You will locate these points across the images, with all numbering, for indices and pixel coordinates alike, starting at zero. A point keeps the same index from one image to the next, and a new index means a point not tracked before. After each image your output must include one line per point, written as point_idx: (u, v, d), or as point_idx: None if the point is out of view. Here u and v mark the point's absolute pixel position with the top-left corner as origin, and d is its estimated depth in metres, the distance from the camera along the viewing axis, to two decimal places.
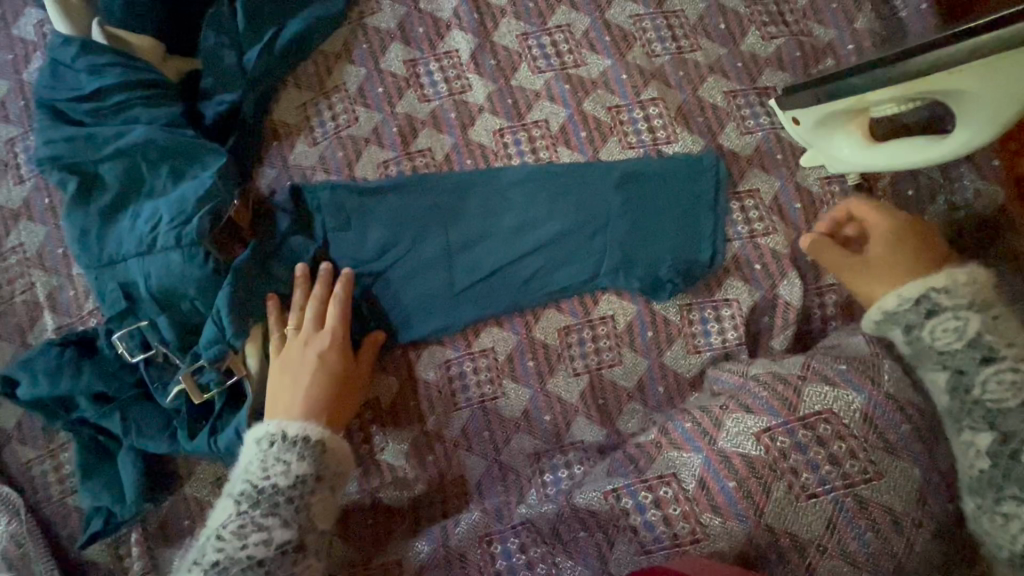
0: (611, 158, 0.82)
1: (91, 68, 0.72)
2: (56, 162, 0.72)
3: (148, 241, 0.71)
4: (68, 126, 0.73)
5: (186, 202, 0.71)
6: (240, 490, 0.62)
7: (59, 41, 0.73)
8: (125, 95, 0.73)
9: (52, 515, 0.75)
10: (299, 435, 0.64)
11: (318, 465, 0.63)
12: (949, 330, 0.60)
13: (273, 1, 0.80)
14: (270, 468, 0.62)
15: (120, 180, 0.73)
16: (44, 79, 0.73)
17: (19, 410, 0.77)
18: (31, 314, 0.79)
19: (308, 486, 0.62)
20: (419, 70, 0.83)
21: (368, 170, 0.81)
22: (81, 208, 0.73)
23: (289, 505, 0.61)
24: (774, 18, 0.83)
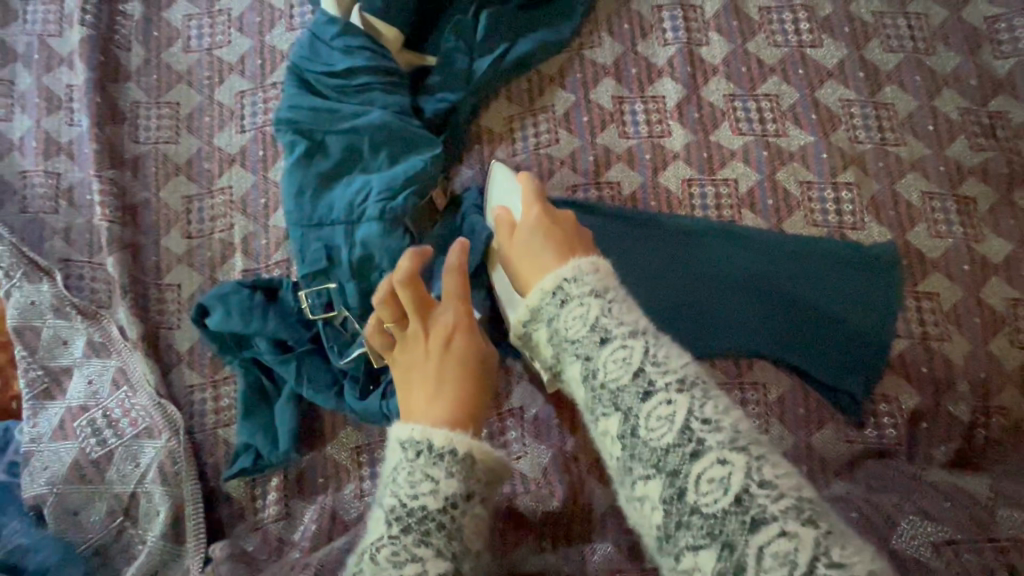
0: (795, 231, 0.83)
1: (345, 49, 0.79)
2: (296, 126, 0.78)
3: (357, 212, 0.76)
4: (312, 96, 0.79)
5: (399, 183, 0.76)
6: (389, 507, 0.53)
7: (324, 19, 0.80)
8: (368, 78, 0.79)
9: (202, 442, 0.80)
10: (446, 446, 0.55)
11: (466, 482, 0.54)
12: (624, 361, 0.52)
13: (510, 19, 0.85)
14: (417, 484, 0.53)
15: (342, 153, 0.78)
16: (303, 50, 0.80)
17: (195, 336, 0.83)
18: (224, 252, 0.85)
19: (459, 507, 0.53)
20: (625, 108, 0.86)
21: (557, 189, 0.85)
22: (303, 167, 0.78)
23: (440, 531, 0.51)
24: (986, 130, 0.83)
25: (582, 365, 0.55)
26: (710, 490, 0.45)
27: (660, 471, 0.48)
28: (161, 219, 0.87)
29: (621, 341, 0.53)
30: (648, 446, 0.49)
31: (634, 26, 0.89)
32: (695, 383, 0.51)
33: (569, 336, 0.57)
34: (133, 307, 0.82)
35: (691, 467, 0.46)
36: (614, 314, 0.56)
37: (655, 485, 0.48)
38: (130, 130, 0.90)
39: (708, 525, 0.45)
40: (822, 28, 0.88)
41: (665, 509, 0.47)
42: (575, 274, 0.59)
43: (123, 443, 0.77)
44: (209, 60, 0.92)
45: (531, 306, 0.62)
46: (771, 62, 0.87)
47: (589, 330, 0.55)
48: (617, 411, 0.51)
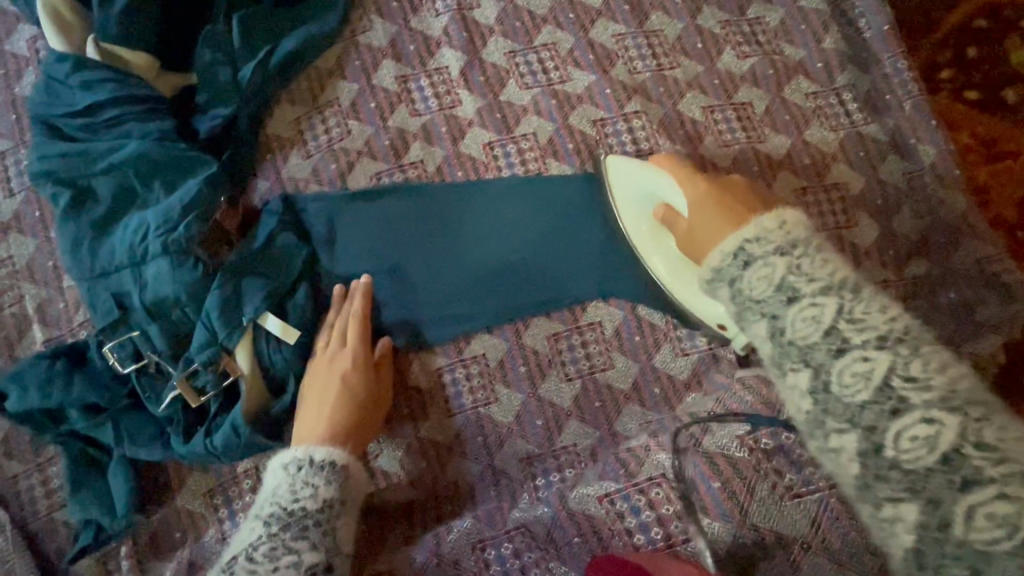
0: (597, 169, 0.85)
1: (84, 84, 0.73)
2: (53, 177, 0.73)
3: (139, 251, 0.71)
4: (64, 142, 0.74)
5: (174, 211, 0.71)
6: (269, 513, 0.60)
7: (54, 58, 0.74)
8: (118, 110, 0.74)
9: (38, 531, 0.74)
10: (327, 459, 0.64)
11: (342, 489, 0.63)
12: (767, 278, 0.47)
13: (268, 20, 0.82)
14: (298, 490, 0.61)
15: (112, 194, 0.73)
16: (41, 96, 0.74)
17: (6, 423, 0.76)
18: (20, 327, 0.79)
19: (334, 510, 0.61)
20: (411, 86, 0.86)
21: (361, 180, 0.84)
22: (73, 219, 0.73)
23: (317, 529, 0.59)
24: (747, 38, 0.88)
25: (728, 286, 0.50)
26: (854, 380, 0.41)
27: (806, 365, 0.44)
28: None
29: (812, 296, 0.44)
30: (791, 344, 0.44)
31: (404, 3, 0.88)
32: (850, 284, 0.45)
33: (717, 256, 0.51)
34: None
35: (836, 362, 0.42)
36: (758, 236, 0.49)
37: (798, 378, 0.44)
38: None
39: (849, 413, 0.41)
40: None
41: (810, 401, 0.43)
42: (760, 233, 0.50)
43: None
44: None
45: (709, 267, 0.52)
46: (541, 13, 0.88)
47: (730, 257, 0.50)
48: (764, 316, 0.46)
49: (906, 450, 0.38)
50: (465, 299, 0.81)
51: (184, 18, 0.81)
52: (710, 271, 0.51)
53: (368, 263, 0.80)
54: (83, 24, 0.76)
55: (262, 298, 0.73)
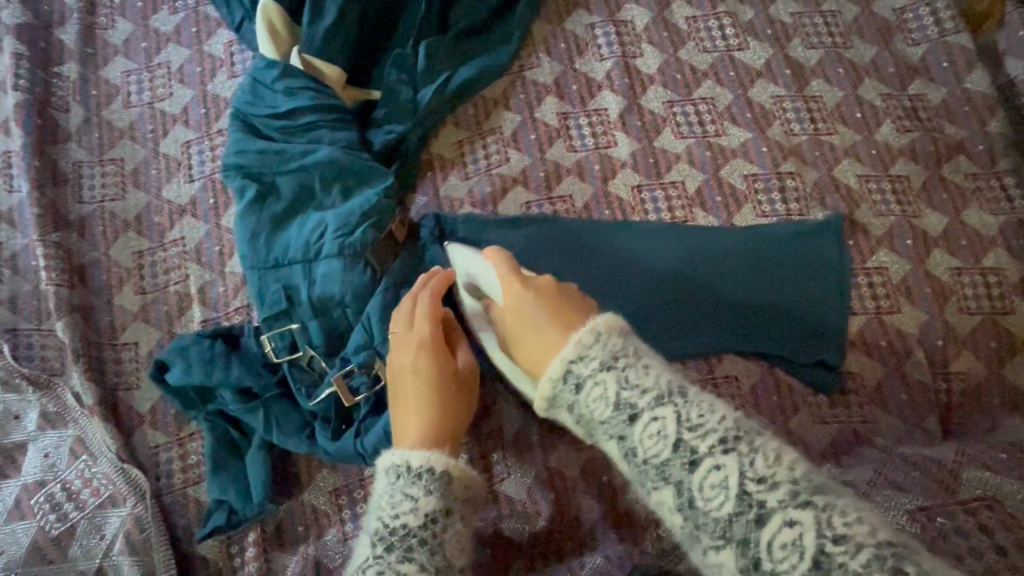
0: (745, 224, 0.85)
1: (288, 91, 0.79)
2: (244, 171, 0.78)
3: (314, 249, 0.75)
4: (257, 141, 0.79)
5: (353, 217, 0.75)
6: (373, 529, 0.52)
7: (264, 63, 0.80)
8: (313, 117, 0.79)
9: (171, 503, 0.76)
10: (424, 464, 0.54)
11: (445, 499, 0.53)
12: (602, 397, 0.52)
13: (449, 48, 0.87)
14: (397, 503, 0.52)
15: (294, 193, 0.78)
16: (245, 95, 0.80)
17: (157, 395, 0.80)
18: (181, 304, 0.83)
19: (439, 524, 0.52)
20: (570, 123, 0.89)
21: (513, 207, 0.86)
22: (255, 211, 0.77)
23: (424, 549, 0.50)
24: (908, 113, 0.88)
25: (567, 412, 0.56)
26: (711, 492, 0.46)
27: (667, 483, 0.48)
28: (112, 277, 0.84)
29: (593, 378, 0.53)
30: (647, 464, 0.49)
31: (571, 46, 0.92)
32: (676, 391, 0.51)
33: (549, 381, 0.56)
34: (87, 372, 0.79)
35: (691, 476, 0.47)
36: (577, 355, 0.55)
37: (664, 495, 0.48)
38: (73, 191, 0.88)
39: (720, 528, 0.45)
40: (746, 31, 0.92)
41: (681, 517, 0.48)
42: (581, 352, 0.55)
43: (86, 515, 0.73)
44: (152, 114, 0.91)
45: (544, 395, 0.57)
46: (703, 68, 0.91)
47: (562, 381, 0.55)
48: (612, 437, 0.52)
49: (779, 557, 0.42)
50: None
51: (373, 37, 0.87)
52: (545, 397, 0.57)
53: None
54: (290, 35, 0.83)
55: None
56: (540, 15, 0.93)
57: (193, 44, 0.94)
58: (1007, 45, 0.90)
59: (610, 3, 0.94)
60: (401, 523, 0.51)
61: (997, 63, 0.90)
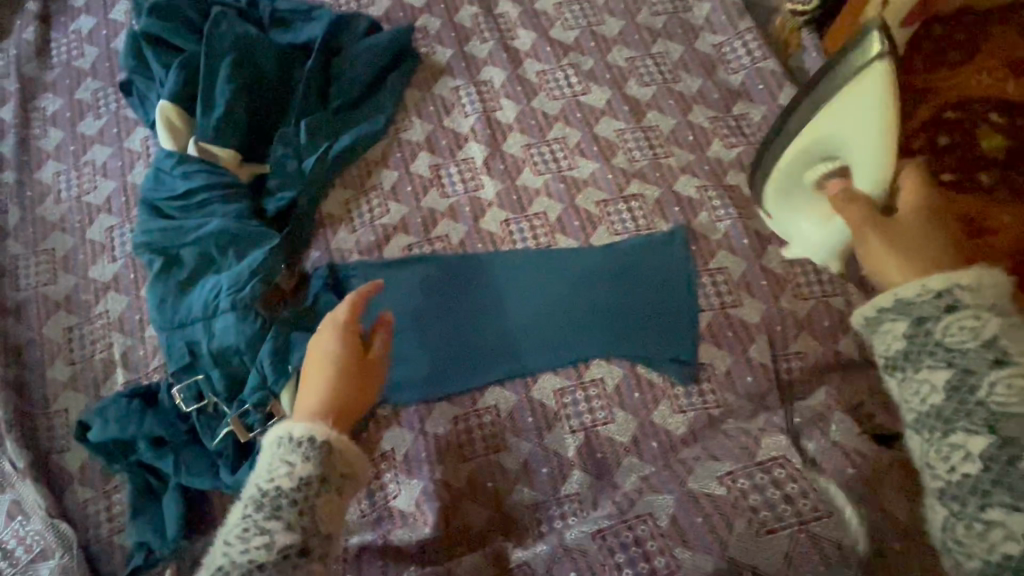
0: (601, 243, 0.96)
1: (185, 174, 0.92)
2: (150, 244, 0.90)
3: (212, 307, 0.86)
4: (162, 218, 0.91)
5: (243, 275, 0.86)
6: (250, 494, 0.57)
7: (165, 154, 0.94)
8: (208, 194, 0.92)
9: (98, 551, 0.84)
10: (306, 435, 0.60)
11: (323, 466, 0.59)
12: (895, 326, 0.50)
13: (330, 123, 1.01)
14: (274, 470, 0.58)
15: (196, 260, 0.89)
16: (150, 183, 0.93)
17: (85, 454, 0.89)
18: (106, 369, 0.93)
19: (313, 488, 0.57)
20: (442, 173, 1.02)
21: (395, 251, 0.97)
22: (162, 280, 0.89)
23: (293, 507, 0.56)
24: (734, 131, 1.01)
25: (911, 322, 0.48)
26: (1009, 396, 0.43)
27: (989, 430, 0.44)
28: (46, 353, 0.95)
29: (975, 310, 0.46)
30: (975, 404, 0.45)
31: (439, 107, 1.06)
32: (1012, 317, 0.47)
33: (898, 292, 0.50)
34: (21, 440, 0.88)
35: (992, 374, 0.44)
36: (972, 283, 0.47)
37: (969, 440, 0.44)
38: (12, 281, 0.99)
39: (987, 417, 0.44)
40: (588, 78, 1.06)
41: (940, 398, 0.46)
42: (975, 280, 0.47)
43: (21, 569, 0.81)
44: (80, 206, 1.04)
45: (876, 307, 0.51)
46: (554, 113, 1.04)
47: (931, 295, 0.48)
48: (950, 364, 0.46)
49: None
50: (482, 356, 0.91)
51: (263, 119, 1.00)
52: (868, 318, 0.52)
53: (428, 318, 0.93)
54: (188, 128, 0.96)
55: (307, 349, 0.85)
56: (410, 84, 1.08)
57: (115, 143, 1.08)
58: (811, 64, 1.04)
59: (470, 67, 1.09)
60: (275, 485, 0.57)
61: (806, 80, 1.04)
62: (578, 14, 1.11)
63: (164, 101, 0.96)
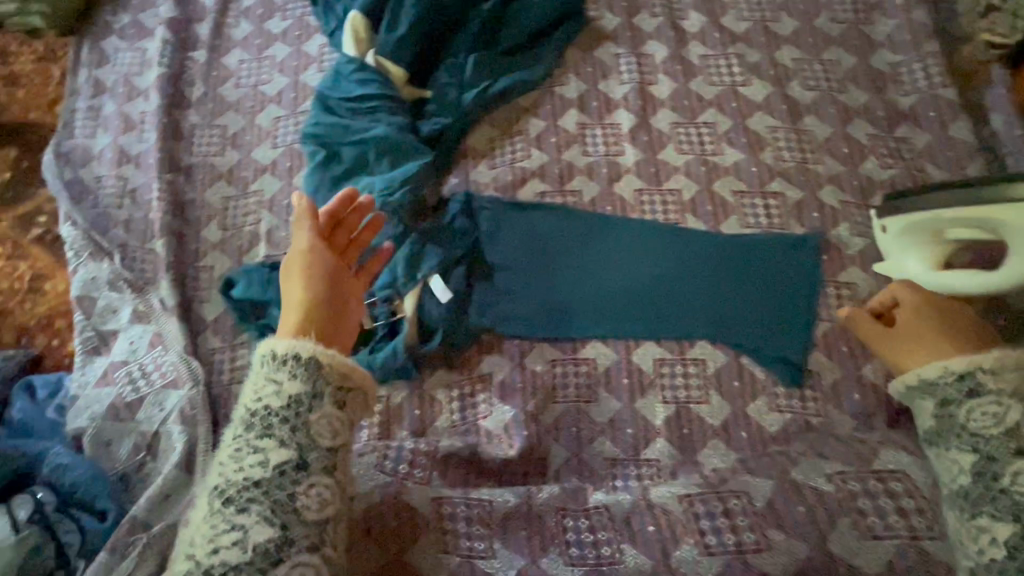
0: (730, 232, 0.97)
1: (361, 81, 0.99)
2: (317, 137, 0.98)
3: None
4: (330, 116, 0.99)
5: (395, 181, 0.93)
6: (242, 414, 0.63)
7: (346, 59, 1.01)
8: (377, 103, 0.99)
9: (218, 395, 0.93)
10: (290, 352, 0.63)
11: (310, 382, 0.62)
12: (989, 411, 0.62)
13: (494, 63, 1.06)
14: (262, 390, 0.62)
15: (353, 160, 0.97)
16: (328, 82, 1.01)
17: (221, 309, 0.99)
18: (252, 241, 1.03)
19: (304, 404, 0.61)
20: (586, 132, 1.04)
21: (529, 195, 1.01)
22: (320, 170, 0.96)
23: (286, 426, 0.60)
24: (892, 153, 0.98)
25: (935, 401, 0.66)
26: None
27: (1012, 516, 0.59)
28: (204, 214, 1.06)
29: (996, 397, 0.63)
30: (1003, 491, 0.60)
31: (597, 71, 1.09)
32: (1003, 393, 0.63)
33: (939, 370, 0.65)
34: (174, 283, 0.99)
35: (1016, 462, 0.61)
36: (992, 369, 0.63)
37: (999, 525, 0.59)
38: (186, 145, 1.11)
39: (1016, 510, 0.59)
40: (751, 70, 1.06)
41: (970, 478, 0.62)
42: (997, 367, 0.63)
43: (153, 390, 0.91)
44: (254, 93, 1.14)
45: (921, 376, 0.67)
46: (709, 97, 1.05)
47: (956, 380, 0.64)
48: (974, 450, 0.62)
49: None
50: (589, 309, 0.94)
51: (434, 47, 1.06)
52: (906, 385, 0.68)
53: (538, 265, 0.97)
54: (368, 40, 1.03)
55: (437, 262, 0.92)
56: (574, 42, 1.11)
57: (294, 44, 1.17)
58: (992, 102, 1.00)
59: (635, 38, 1.10)
60: (267, 403, 0.62)
61: (983, 117, 0.99)
62: (754, 6, 1.10)
63: (353, 11, 1.03)
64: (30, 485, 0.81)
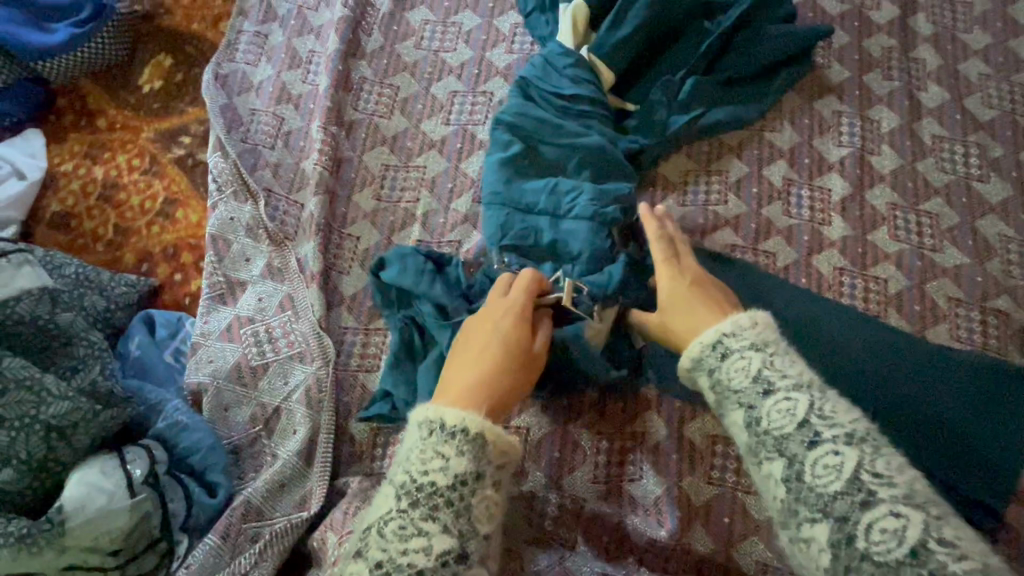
0: (940, 339, 0.85)
1: (575, 77, 0.92)
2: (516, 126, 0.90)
3: (563, 208, 0.84)
4: (535, 108, 0.91)
5: (607, 191, 0.85)
6: (398, 483, 0.56)
7: (559, 50, 0.94)
8: (590, 106, 0.92)
9: (342, 379, 0.85)
10: (458, 425, 0.58)
11: (476, 463, 0.57)
12: (744, 369, 0.57)
13: (708, 91, 0.96)
14: (429, 462, 0.56)
15: (552, 162, 0.89)
16: (535, 71, 0.94)
17: (361, 286, 0.91)
18: (405, 219, 0.95)
19: (468, 486, 0.56)
20: (792, 190, 0.94)
21: (717, 244, 0.91)
22: (520, 162, 0.88)
23: (450, 508, 0.54)
24: None
25: (707, 374, 0.61)
26: (779, 419, 0.53)
27: (780, 455, 0.53)
28: (359, 178, 0.97)
29: (785, 392, 0.54)
30: (767, 435, 0.54)
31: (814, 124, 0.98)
32: (814, 386, 0.56)
33: (697, 346, 0.62)
34: (317, 245, 0.91)
35: (765, 403, 0.55)
36: (734, 332, 0.60)
37: (774, 467, 0.53)
38: (352, 98, 1.02)
39: (821, 503, 0.49)
40: (990, 166, 0.94)
41: (784, 488, 0.52)
42: (736, 328, 0.60)
43: (278, 359, 0.84)
44: (434, 59, 1.05)
45: (690, 356, 0.62)
46: (937, 185, 0.93)
47: (710, 348, 0.60)
48: (741, 406, 0.56)
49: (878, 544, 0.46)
50: None
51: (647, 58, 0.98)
52: (691, 359, 0.62)
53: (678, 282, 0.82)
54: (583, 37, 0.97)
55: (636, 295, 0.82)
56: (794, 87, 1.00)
57: (486, 16, 1.08)
58: None
59: (863, 98, 0.99)
60: (431, 478, 0.55)
61: None
62: (1004, 94, 0.98)
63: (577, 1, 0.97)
64: (143, 436, 0.75)
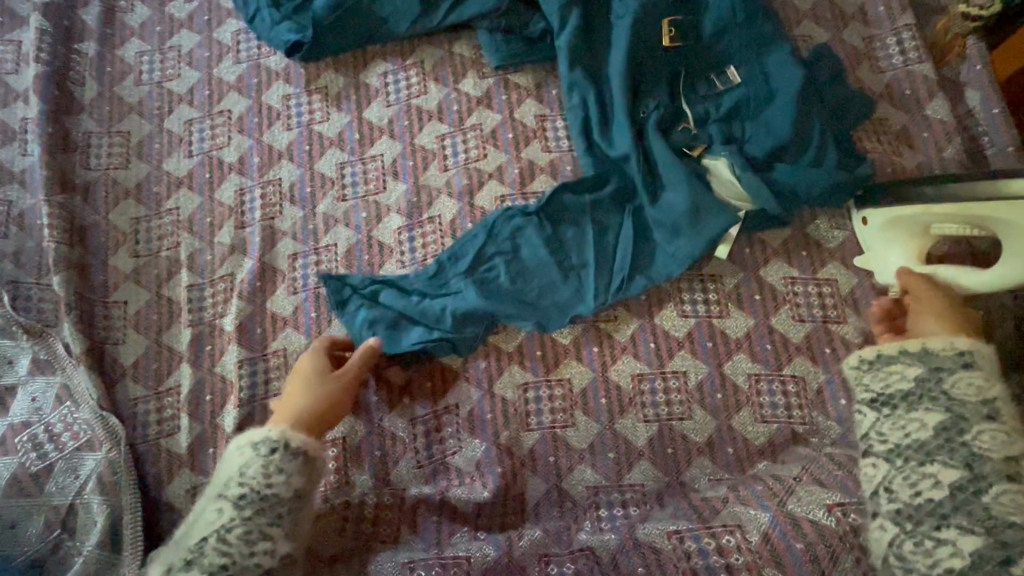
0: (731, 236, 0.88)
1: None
2: (378, 307, 0.84)
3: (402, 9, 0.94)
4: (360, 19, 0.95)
5: None
6: (237, 494, 0.63)
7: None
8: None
9: (145, 452, 0.82)
10: (298, 447, 0.66)
11: (311, 479, 0.66)
12: (971, 384, 0.61)
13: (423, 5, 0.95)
14: (271, 476, 0.64)
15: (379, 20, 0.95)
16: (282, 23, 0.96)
17: (142, 351, 0.86)
18: (171, 269, 0.89)
19: (304, 500, 0.65)
20: (547, 125, 0.94)
21: (487, 201, 0.91)
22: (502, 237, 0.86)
23: (289, 517, 0.63)
24: (869, 134, 0.92)
25: (917, 367, 0.63)
26: (989, 442, 0.57)
27: (964, 467, 0.57)
28: (110, 240, 0.91)
29: (979, 372, 0.61)
30: (963, 446, 0.58)
31: (585, 30, 0.92)
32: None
33: (897, 348, 0.66)
34: (78, 324, 0.85)
35: (984, 423, 0.59)
36: (982, 353, 0.63)
37: (945, 473, 0.57)
38: (82, 158, 0.95)
39: (987, 522, 0.54)
40: None
41: (948, 493, 0.56)
42: (978, 350, 0.63)
43: (63, 456, 0.78)
44: (160, 92, 0.98)
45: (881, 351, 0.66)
46: None
47: (951, 352, 0.63)
48: (950, 411, 0.60)
49: (1005, 503, 0.55)
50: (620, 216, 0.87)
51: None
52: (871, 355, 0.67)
53: (629, 55, 0.90)
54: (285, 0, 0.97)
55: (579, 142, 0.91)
56: (534, 9, 0.95)
57: (204, 32, 1.01)
58: (966, 77, 0.96)
59: None
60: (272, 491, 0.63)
61: (957, 94, 0.96)
62: None
63: None
64: None
